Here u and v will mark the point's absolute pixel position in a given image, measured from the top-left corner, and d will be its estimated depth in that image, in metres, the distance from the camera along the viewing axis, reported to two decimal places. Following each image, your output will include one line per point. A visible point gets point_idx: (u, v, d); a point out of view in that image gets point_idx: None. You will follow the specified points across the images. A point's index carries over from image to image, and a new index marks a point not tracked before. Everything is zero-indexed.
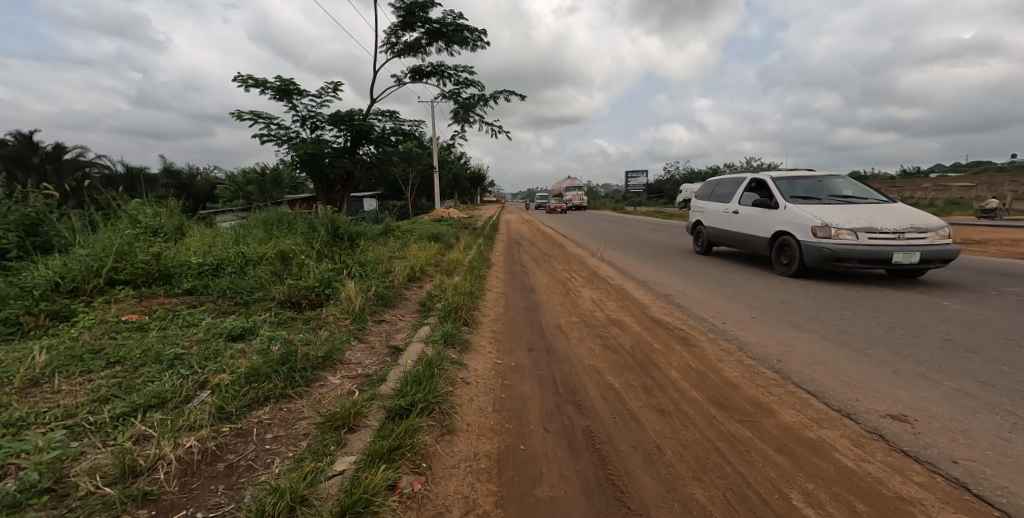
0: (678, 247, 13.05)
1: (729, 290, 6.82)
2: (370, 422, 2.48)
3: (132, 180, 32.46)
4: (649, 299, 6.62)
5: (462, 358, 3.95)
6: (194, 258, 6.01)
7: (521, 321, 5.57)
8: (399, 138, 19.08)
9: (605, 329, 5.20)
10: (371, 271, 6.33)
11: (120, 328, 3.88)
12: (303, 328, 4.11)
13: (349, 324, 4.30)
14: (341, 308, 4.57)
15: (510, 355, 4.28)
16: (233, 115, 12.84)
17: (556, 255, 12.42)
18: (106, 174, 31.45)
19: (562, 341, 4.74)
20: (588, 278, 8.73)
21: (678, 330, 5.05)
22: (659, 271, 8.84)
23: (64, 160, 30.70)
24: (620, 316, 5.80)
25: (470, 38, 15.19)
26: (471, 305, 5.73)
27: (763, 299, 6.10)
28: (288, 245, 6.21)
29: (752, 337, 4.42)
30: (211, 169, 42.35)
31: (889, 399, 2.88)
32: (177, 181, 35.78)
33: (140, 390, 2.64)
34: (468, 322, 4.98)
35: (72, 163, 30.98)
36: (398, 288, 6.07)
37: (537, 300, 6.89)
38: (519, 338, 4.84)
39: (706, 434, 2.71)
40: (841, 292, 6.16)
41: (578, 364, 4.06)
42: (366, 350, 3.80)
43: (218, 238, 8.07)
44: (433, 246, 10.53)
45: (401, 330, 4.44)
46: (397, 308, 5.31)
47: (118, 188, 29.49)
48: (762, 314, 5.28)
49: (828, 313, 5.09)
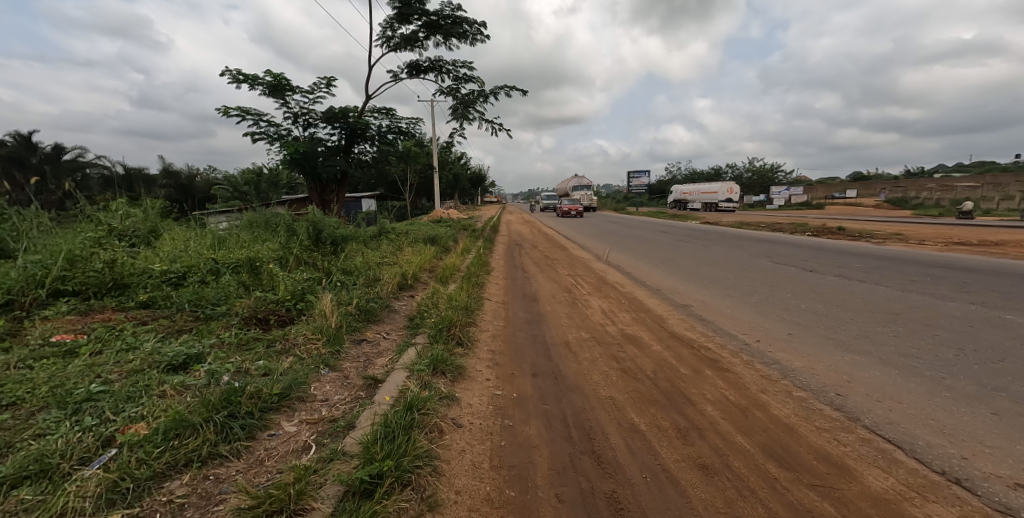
0: (688, 250, 12.43)
1: (754, 300, 6.16)
2: (317, 506, 1.83)
3: (131, 181, 32.01)
4: (665, 311, 5.97)
5: (453, 390, 3.28)
6: (157, 265, 5.35)
7: (524, 340, 4.91)
8: (396, 136, 18.44)
9: (620, 348, 4.54)
10: (355, 280, 5.68)
11: (41, 352, 3.24)
12: (264, 353, 3.45)
13: (321, 347, 3.64)
14: (315, 325, 3.92)
15: (512, 384, 3.62)
16: (219, 111, 12.23)
17: (559, 259, 11.77)
18: (106, 175, 30.99)
19: (572, 365, 4.09)
20: (595, 285, 8.08)
21: (704, 350, 4.40)
22: (671, 277, 8.19)
23: (64, 161, 30.28)
24: (635, 331, 5.15)
25: (469, 32, 14.51)
26: (467, 320, 5.08)
27: (796, 311, 5.43)
28: (263, 251, 5.56)
29: (797, 361, 3.76)
30: (211, 171, 41.89)
31: (1007, 459, 2.20)
32: (177, 181, 35.32)
33: (20, 450, 2.00)
34: (462, 341, 4.32)
35: (71, 163, 30.38)
36: (385, 299, 5.41)
37: (541, 311, 6.22)
38: (522, 361, 4.17)
39: (768, 506, 2.05)
40: (882, 304, 5.51)
41: (592, 397, 3.39)
42: (337, 382, 3.14)
43: (196, 240, 7.44)
44: (428, 249, 9.86)
45: (383, 354, 3.78)
46: (383, 324, 4.66)
47: (118, 189, 29.01)
48: (799, 330, 4.62)
49: (877, 331, 4.42)
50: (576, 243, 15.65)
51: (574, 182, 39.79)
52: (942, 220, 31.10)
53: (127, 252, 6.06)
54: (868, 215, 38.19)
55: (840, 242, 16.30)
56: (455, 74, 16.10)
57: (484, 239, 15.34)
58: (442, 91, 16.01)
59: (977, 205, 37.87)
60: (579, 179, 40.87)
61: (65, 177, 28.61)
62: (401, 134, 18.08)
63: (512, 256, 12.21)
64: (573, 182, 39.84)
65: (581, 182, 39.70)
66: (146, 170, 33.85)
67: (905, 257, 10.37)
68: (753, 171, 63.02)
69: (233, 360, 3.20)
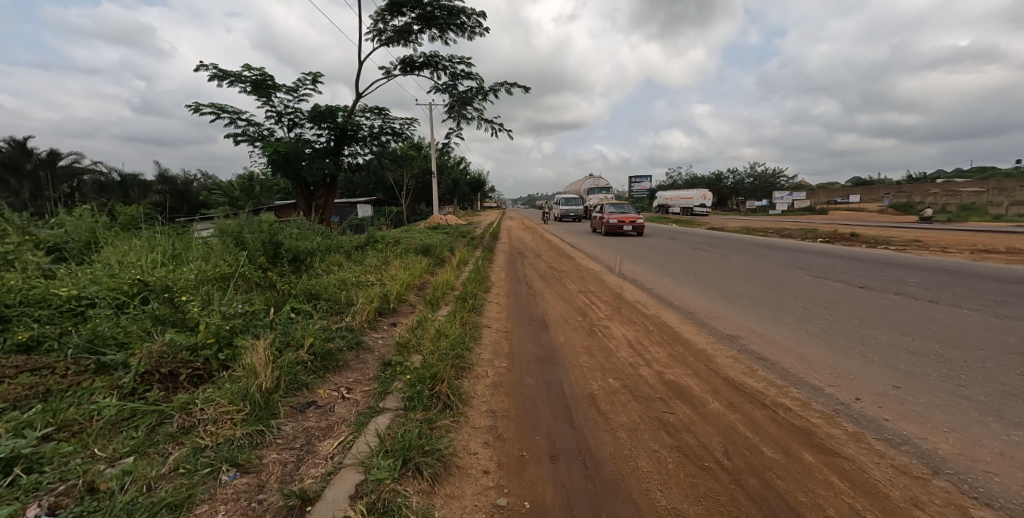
0: (707, 261, 11.27)
1: (816, 329, 4.99)
2: None
3: (125, 187, 31.14)
4: (707, 346, 4.80)
5: (431, 507, 2.09)
6: (60, 287, 4.14)
7: (536, 393, 3.70)
8: (389, 138, 17.30)
9: (667, 409, 3.34)
10: (315, 311, 4.44)
11: None
12: (142, 441, 2.24)
13: (236, 427, 2.42)
14: (236, 382, 2.72)
15: (522, 480, 2.43)
16: (189, 107, 11.05)
17: (567, 271, 10.60)
18: (99, 181, 30.11)
19: (607, 440, 2.91)
20: (613, 306, 6.89)
21: (785, 412, 3.20)
22: (700, 297, 7.03)
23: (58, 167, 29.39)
24: (680, 378, 3.96)
25: (467, 24, 13.39)
26: (460, 366, 3.88)
27: (880, 347, 4.25)
28: (198, 271, 4.32)
29: (942, 442, 2.56)
30: (209, 177, 41.03)
31: None
32: (173, 188, 34.36)
33: None
34: (451, 404, 3.12)
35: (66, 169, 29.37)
36: (353, 339, 4.20)
37: (553, 345, 5.01)
38: (535, 435, 2.97)
39: None
40: (986, 338, 4.34)
41: (646, 509, 2.21)
42: (241, 504, 1.93)
43: (141, 253, 6.24)
44: (418, 262, 8.69)
45: (334, 432, 2.58)
46: (345, 377, 3.46)
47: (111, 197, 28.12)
48: (905, 379, 3.44)
49: (1020, 384, 3.23)
50: (582, 252, 14.47)
51: (590, 182, 39.65)
52: (954, 225, 30.02)
53: (35, 271, 4.83)
54: (875, 221, 37.35)
55: (865, 250, 15.21)
56: (453, 71, 15.02)
57: (483, 247, 14.18)
58: (438, 88, 14.96)
59: (987, 209, 36.77)
60: (595, 180, 40.03)
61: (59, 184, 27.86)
62: (395, 136, 16.95)
63: (515, 268, 11.04)
64: (588, 182, 39.66)
65: (595, 182, 39.69)
66: (141, 177, 32.83)
67: (958, 269, 9.17)
68: (755, 176, 61.69)
69: (80, 461, 2.00)
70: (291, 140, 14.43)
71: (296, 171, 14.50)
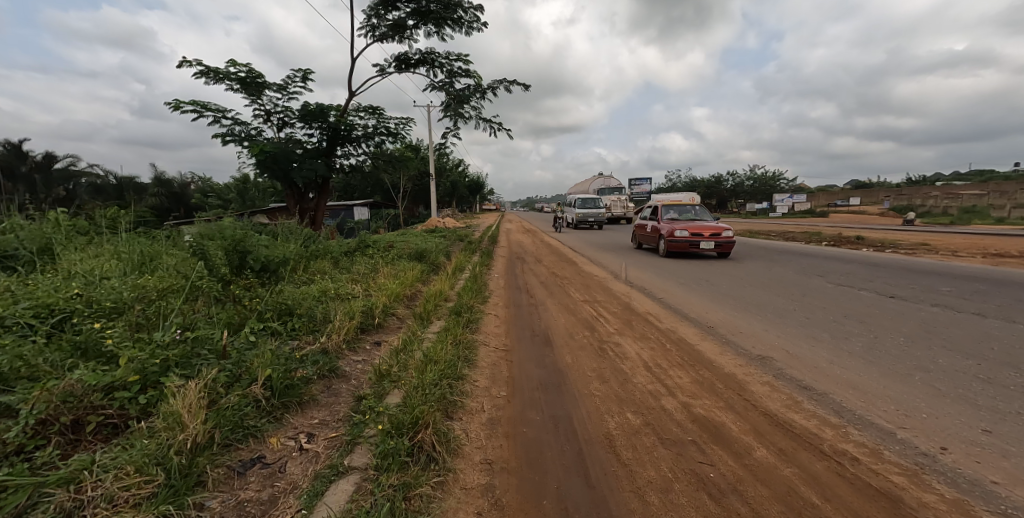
0: (718, 268, 10.67)
1: (859, 349, 4.37)
2: None
3: (121, 191, 30.73)
4: (737, 370, 4.16)
5: None
6: None
7: (542, 434, 3.06)
8: (384, 138, 16.69)
9: (703, 459, 2.71)
10: (280, 335, 3.80)
11: None
12: None
13: (136, 510, 1.76)
14: (153, 436, 2.07)
15: None
16: (169, 104, 10.41)
17: (570, 278, 9.97)
18: (95, 184, 29.77)
19: (634, 507, 2.28)
20: (624, 319, 6.24)
21: (851, 463, 2.58)
22: (717, 310, 6.42)
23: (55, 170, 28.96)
24: (712, 413, 3.33)
25: (464, 19, 12.79)
26: (450, 401, 3.24)
27: (944, 374, 3.62)
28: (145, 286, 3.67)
29: None
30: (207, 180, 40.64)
31: None
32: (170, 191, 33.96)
33: None
34: (437, 457, 2.48)
35: (62, 172, 29.01)
36: (324, 366, 3.53)
37: (560, 369, 4.38)
38: (541, 497, 2.34)
39: None
40: None
41: None
42: None
43: (102, 261, 5.66)
44: (412, 270, 8.08)
45: (276, 509, 1.94)
46: (308, 419, 2.79)
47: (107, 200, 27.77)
48: (993, 420, 2.82)
49: None
50: (585, 257, 13.85)
51: (598, 182, 39.27)
52: (959, 229, 29.47)
53: None
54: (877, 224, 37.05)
55: (879, 255, 14.70)
56: (449, 69, 14.45)
57: (481, 252, 13.60)
58: (434, 87, 14.38)
59: (989, 212, 36.20)
60: (604, 180, 39.36)
61: (56, 187, 27.64)
62: (390, 137, 16.31)
63: (514, 274, 10.42)
64: (597, 182, 39.26)
65: (603, 182, 39.35)
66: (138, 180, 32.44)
67: (989, 277, 8.58)
68: (755, 179, 61.06)
69: None
70: (280, 140, 13.80)
71: (285, 172, 13.85)
